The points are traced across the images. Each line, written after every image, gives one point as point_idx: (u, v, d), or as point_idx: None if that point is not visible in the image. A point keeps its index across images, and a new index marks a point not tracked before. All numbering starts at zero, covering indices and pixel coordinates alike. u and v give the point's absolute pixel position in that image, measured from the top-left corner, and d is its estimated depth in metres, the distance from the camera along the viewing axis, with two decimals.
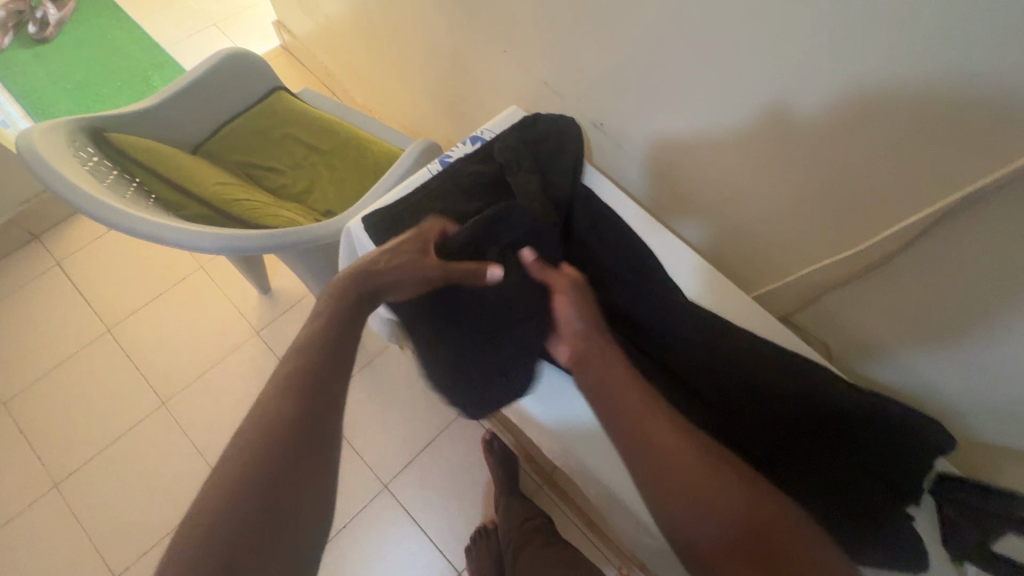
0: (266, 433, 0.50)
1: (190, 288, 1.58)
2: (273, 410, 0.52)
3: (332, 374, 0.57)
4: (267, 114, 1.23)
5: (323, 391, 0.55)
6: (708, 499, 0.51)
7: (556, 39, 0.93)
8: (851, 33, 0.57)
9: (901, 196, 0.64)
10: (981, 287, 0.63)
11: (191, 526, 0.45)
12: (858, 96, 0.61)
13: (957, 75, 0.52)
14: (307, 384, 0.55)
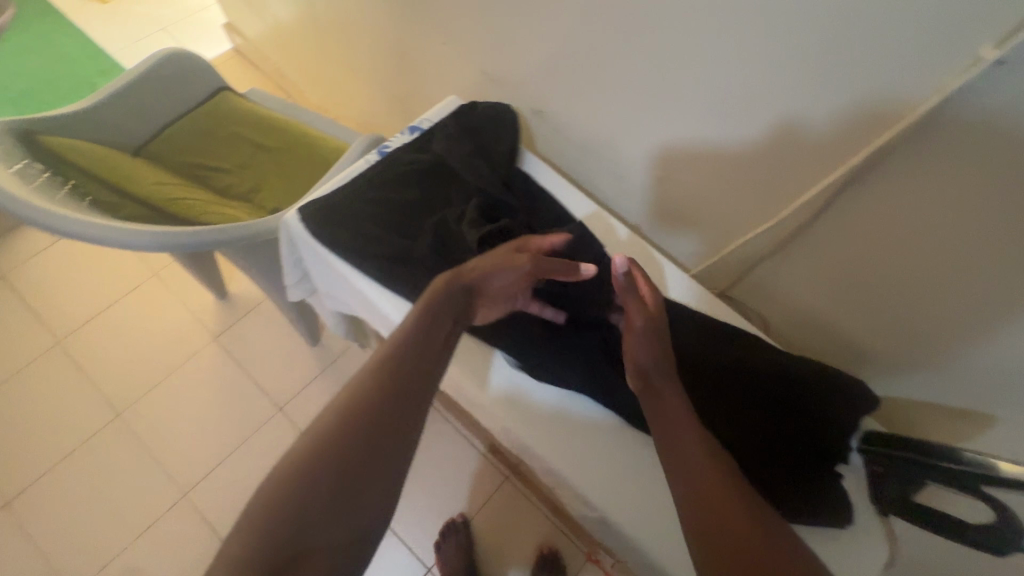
0: (357, 419, 0.52)
1: (144, 296, 1.54)
2: (367, 401, 0.53)
3: (417, 373, 0.57)
4: (212, 114, 1.21)
5: (413, 397, 0.56)
6: (719, 503, 0.49)
7: (494, 30, 0.94)
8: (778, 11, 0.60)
9: (826, 156, 0.67)
10: (913, 253, 0.67)
11: (281, 481, 0.48)
12: (806, 71, 0.63)
13: (884, 47, 0.55)
14: (392, 382, 0.55)
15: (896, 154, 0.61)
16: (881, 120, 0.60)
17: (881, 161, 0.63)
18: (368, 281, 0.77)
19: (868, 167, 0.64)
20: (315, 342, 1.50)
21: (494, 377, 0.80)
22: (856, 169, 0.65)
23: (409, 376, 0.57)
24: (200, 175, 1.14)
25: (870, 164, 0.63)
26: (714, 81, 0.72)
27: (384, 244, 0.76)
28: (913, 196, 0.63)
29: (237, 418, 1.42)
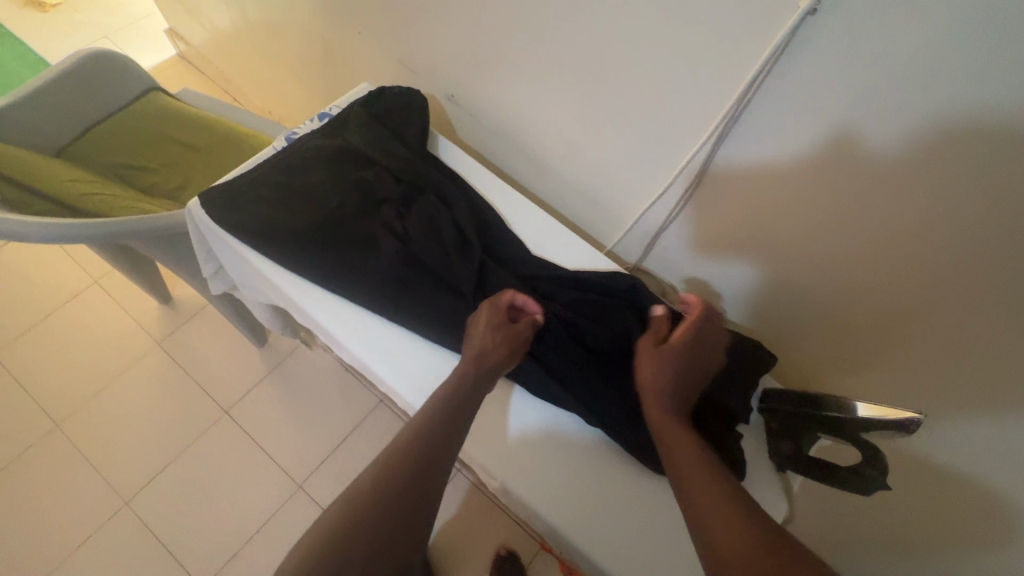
0: (393, 462, 0.61)
1: (84, 304, 1.52)
2: (406, 445, 0.62)
3: (445, 439, 0.63)
4: (139, 114, 1.21)
5: (440, 438, 0.63)
6: (710, 510, 0.51)
7: (407, 17, 0.96)
8: None
9: (703, 114, 0.70)
10: (802, 207, 0.69)
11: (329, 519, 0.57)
12: (677, 36, 0.65)
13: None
14: (425, 432, 0.63)
15: (758, 102, 0.65)
16: (738, 72, 0.63)
17: (747, 109, 0.66)
18: (272, 266, 0.78)
19: (736, 116, 0.67)
20: (261, 343, 1.49)
21: (512, 420, 0.76)
22: (731, 117, 0.68)
23: (438, 442, 0.63)
24: (124, 175, 1.13)
25: (739, 113, 0.67)
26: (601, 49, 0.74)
27: (286, 225, 0.76)
28: (779, 143, 0.66)
29: (181, 424, 1.40)
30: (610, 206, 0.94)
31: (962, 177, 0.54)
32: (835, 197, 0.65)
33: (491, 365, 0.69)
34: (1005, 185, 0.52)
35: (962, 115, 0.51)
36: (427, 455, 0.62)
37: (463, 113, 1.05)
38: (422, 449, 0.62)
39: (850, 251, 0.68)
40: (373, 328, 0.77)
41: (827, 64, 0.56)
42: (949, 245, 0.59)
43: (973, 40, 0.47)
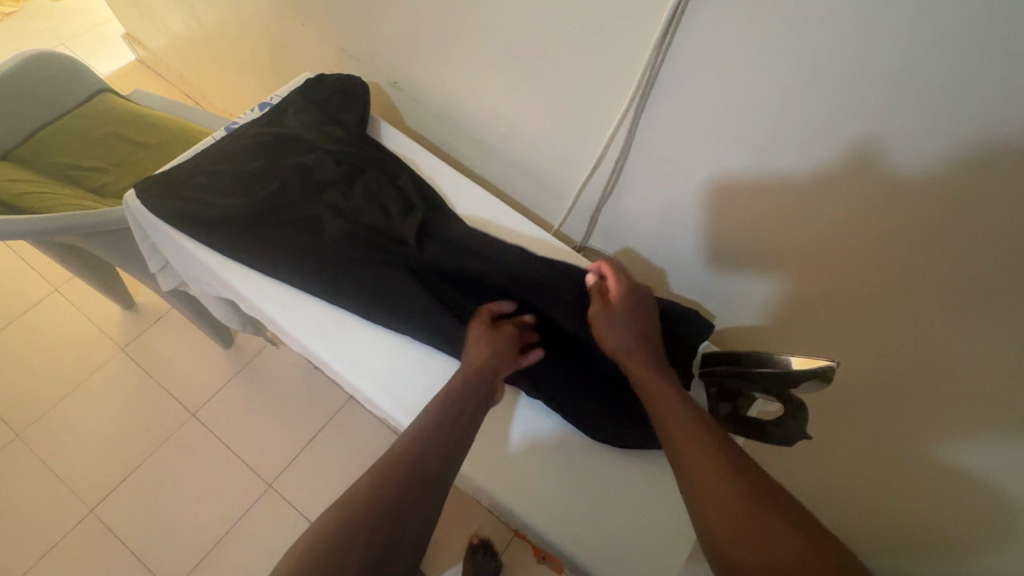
0: (394, 474, 0.55)
1: (44, 312, 1.50)
2: (405, 458, 0.56)
3: (445, 454, 0.58)
4: (88, 115, 1.20)
5: (441, 454, 0.58)
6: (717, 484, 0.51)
7: (349, 9, 0.97)
8: None
9: (622, 82, 0.72)
10: (728, 173, 0.71)
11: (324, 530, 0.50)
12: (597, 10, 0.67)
13: None
14: (424, 447, 0.58)
15: (667, 64, 0.66)
16: (646, 37, 0.65)
17: (658, 73, 0.67)
18: (209, 252, 0.77)
19: (649, 81, 0.69)
20: (227, 344, 1.47)
21: (514, 425, 0.75)
22: (646, 82, 0.69)
23: (438, 454, 0.58)
24: (72, 176, 1.12)
25: (651, 78, 0.68)
26: (528, 24, 0.75)
27: (223, 209, 0.76)
28: (697, 105, 0.67)
29: (146, 429, 1.38)
30: (554, 184, 0.95)
31: (851, 127, 0.57)
32: (747, 155, 0.67)
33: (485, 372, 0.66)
34: (886, 131, 0.55)
35: (843, 63, 0.53)
36: (425, 469, 0.56)
37: (412, 103, 1.06)
38: (421, 461, 0.56)
39: (769, 211, 0.70)
40: (311, 309, 0.76)
41: (722, 22, 0.58)
42: (851, 195, 0.62)
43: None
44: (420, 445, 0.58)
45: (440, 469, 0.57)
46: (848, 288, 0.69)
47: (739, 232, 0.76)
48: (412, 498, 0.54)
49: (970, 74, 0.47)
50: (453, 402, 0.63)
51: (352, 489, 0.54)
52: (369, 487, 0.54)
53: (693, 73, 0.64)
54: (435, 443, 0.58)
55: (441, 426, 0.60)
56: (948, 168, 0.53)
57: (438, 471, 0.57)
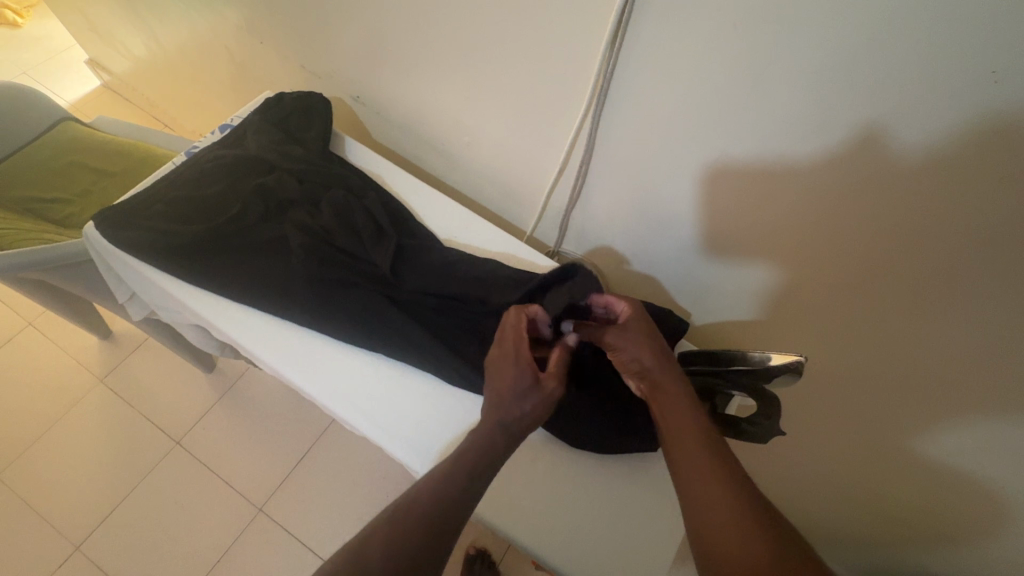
0: (409, 522, 0.51)
1: (19, 348, 1.47)
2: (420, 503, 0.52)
3: (468, 500, 0.54)
4: (51, 145, 1.17)
5: (459, 498, 0.53)
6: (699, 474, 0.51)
7: (308, 28, 0.97)
8: None
9: (581, 86, 0.72)
10: (690, 172, 0.72)
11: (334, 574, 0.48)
12: (550, 18, 0.67)
13: None
14: (443, 491, 0.53)
15: (620, 64, 0.66)
16: (598, 39, 0.65)
17: (613, 74, 0.67)
18: (175, 283, 0.76)
19: (606, 85, 0.69)
20: (209, 369, 1.45)
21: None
22: (602, 83, 0.69)
23: (455, 497, 0.53)
24: (36, 209, 1.10)
25: (606, 78, 0.68)
26: (485, 32, 0.75)
27: (184, 235, 0.74)
28: (654, 106, 0.67)
29: (129, 461, 1.35)
30: (523, 191, 0.94)
31: (807, 115, 0.57)
32: (708, 149, 0.67)
33: (521, 399, 0.57)
34: (838, 116, 0.55)
35: (790, 55, 0.54)
36: (443, 516, 0.51)
37: (377, 118, 1.05)
38: (439, 507, 0.52)
39: (733, 204, 0.71)
40: (276, 331, 0.74)
41: (670, 22, 0.58)
42: (811, 184, 0.62)
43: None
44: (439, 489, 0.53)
45: (460, 517, 0.52)
46: (819, 278, 0.70)
47: (707, 228, 0.76)
48: (427, 564, 0.50)
49: (907, 63, 0.48)
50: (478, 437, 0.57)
51: (367, 540, 0.51)
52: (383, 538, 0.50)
53: (648, 71, 0.64)
54: (456, 489, 0.53)
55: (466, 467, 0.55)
56: (900, 151, 0.54)
57: (455, 516, 0.52)
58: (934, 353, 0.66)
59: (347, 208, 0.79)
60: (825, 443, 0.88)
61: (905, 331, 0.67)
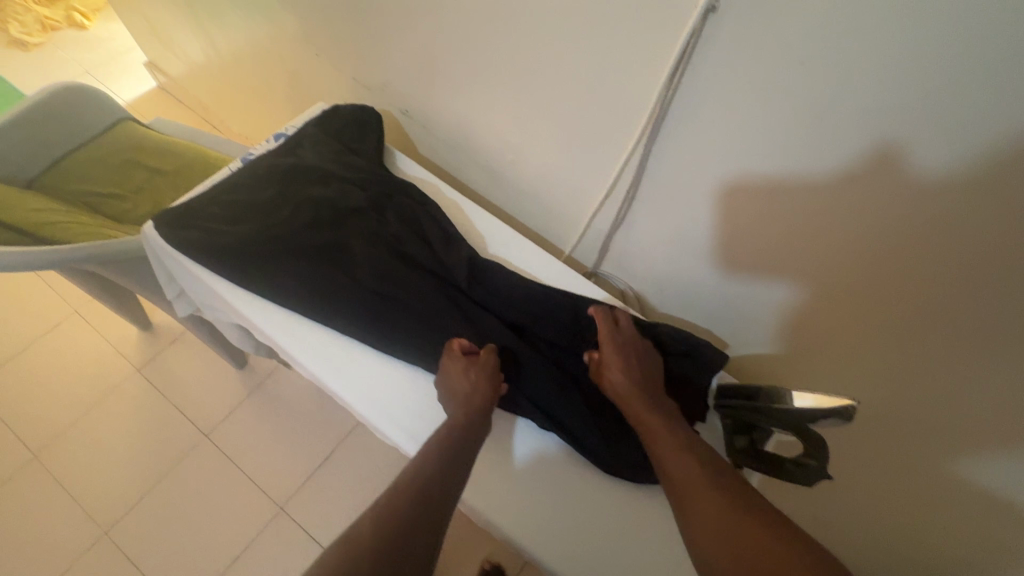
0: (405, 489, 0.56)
1: (64, 334, 1.53)
2: (410, 473, 0.58)
3: (458, 471, 0.60)
4: (111, 143, 1.23)
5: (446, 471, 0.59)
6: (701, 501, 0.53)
7: (363, 44, 1.00)
8: None
9: (633, 115, 0.72)
10: (740, 206, 0.71)
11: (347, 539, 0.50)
12: (608, 47, 0.68)
13: (657, 8, 0.60)
14: (434, 471, 0.58)
15: (677, 94, 0.66)
16: (655, 67, 0.65)
17: (669, 103, 0.68)
18: (225, 284, 0.78)
19: (660, 115, 0.69)
20: (240, 366, 1.48)
21: (522, 445, 0.74)
22: (657, 111, 0.69)
23: (443, 473, 0.59)
24: (95, 204, 1.15)
25: (662, 109, 0.68)
26: (539, 53, 0.76)
27: (237, 236, 0.76)
28: (708, 137, 0.67)
29: (158, 451, 1.39)
30: (564, 212, 0.95)
31: (875, 154, 0.56)
32: (762, 180, 0.66)
33: (484, 413, 0.66)
34: (907, 157, 0.54)
35: (859, 92, 0.53)
36: (434, 486, 0.57)
37: (423, 132, 1.08)
38: (429, 479, 0.57)
39: (783, 238, 0.70)
40: (316, 336, 0.76)
41: (735, 54, 0.58)
42: (867, 224, 0.61)
43: (851, 23, 0.50)
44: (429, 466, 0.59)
45: (449, 486, 0.58)
46: (869, 319, 0.68)
47: (752, 259, 0.75)
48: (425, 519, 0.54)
49: (977, 112, 0.48)
50: (452, 442, 0.62)
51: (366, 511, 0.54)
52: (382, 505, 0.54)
53: (706, 102, 0.64)
54: (441, 467, 0.59)
55: (446, 455, 0.61)
56: (964, 198, 0.53)
57: (447, 482, 0.58)
58: (990, 404, 0.63)
59: (404, 222, 0.80)
60: (863, 488, 0.85)
61: (961, 378, 0.64)
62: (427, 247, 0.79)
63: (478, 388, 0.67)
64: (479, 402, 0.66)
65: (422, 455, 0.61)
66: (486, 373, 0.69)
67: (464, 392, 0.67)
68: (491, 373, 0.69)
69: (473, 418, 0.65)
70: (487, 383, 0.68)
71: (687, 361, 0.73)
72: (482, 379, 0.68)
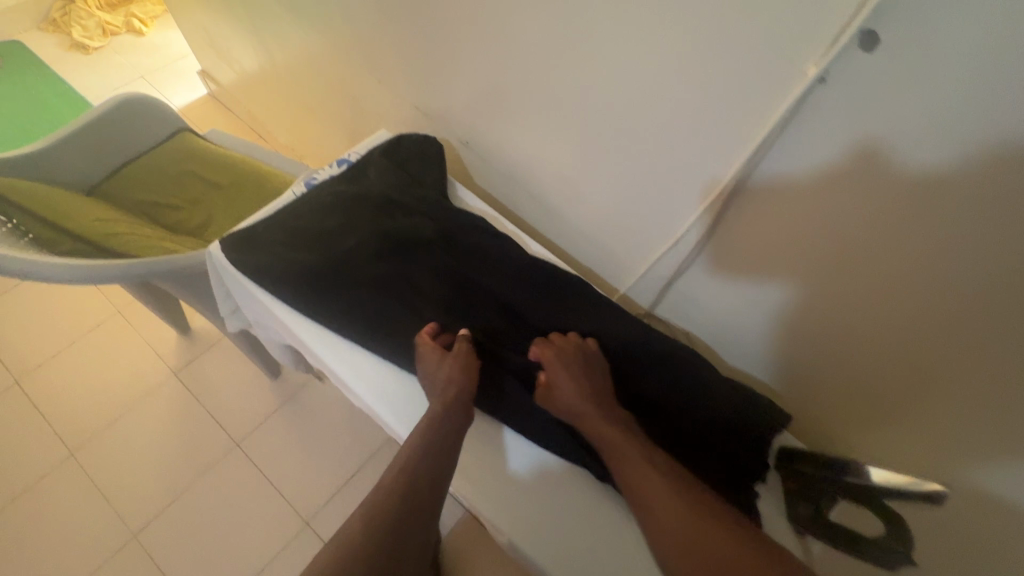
0: (385, 491, 0.59)
1: (106, 333, 1.56)
2: (395, 468, 0.62)
3: (441, 468, 0.63)
4: (169, 153, 1.25)
5: (429, 466, 0.62)
6: (666, 516, 0.54)
7: (425, 71, 1.01)
8: (663, 44, 0.65)
9: (710, 167, 0.72)
10: (814, 266, 0.69)
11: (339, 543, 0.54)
12: (694, 103, 0.67)
13: (759, 72, 0.60)
14: (411, 473, 0.61)
15: (767, 156, 0.65)
16: (743, 129, 0.65)
17: (755, 163, 0.67)
18: (287, 310, 0.78)
19: (745, 174, 0.68)
20: (274, 375, 1.50)
21: (574, 497, 0.71)
22: (743, 170, 0.68)
23: (426, 472, 0.62)
24: (153, 214, 1.17)
25: (748, 168, 0.68)
26: (613, 103, 0.76)
27: (303, 264, 0.77)
28: (791, 199, 0.66)
29: (190, 456, 1.40)
30: (618, 250, 0.95)
31: (978, 246, 0.54)
32: (843, 248, 0.65)
33: (463, 401, 0.68)
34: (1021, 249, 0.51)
35: (970, 182, 0.51)
36: (416, 487, 0.61)
37: (478, 160, 1.08)
38: (411, 482, 0.61)
39: (857, 304, 0.68)
40: (374, 367, 0.76)
41: (840, 124, 0.57)
42: (958, 302, 0.58)
43: (971, 114, 0.48)
44: (409, 468, 0.62)
45: (432, 484, 0.62)
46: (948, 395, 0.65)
47: (819, 318, 0.73)
48: (401, 519, 0.58)
49: None
50: (433, 436, 0.64)
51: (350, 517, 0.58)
52: (364, 511, 0.58)
53: (793, 165, 0.64)
54: (421, 466, 0.62)
55: (426, 453, 0.63)
56: None
57: (428, 479, 0.62)
58: None
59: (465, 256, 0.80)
60: None
61: None
62: (489, 284, 0.79)
63: (451, 378, 0.68)
64: (457, 393, 0.68)
65: (403, 453, 0.64)
66: (458, 363, 0.69)
67: (440, 381, 0.69)
68: (466, 362, 0.70)
69: (453, 412, 0.67)
70: (464, 374, 0.69)
71: (755, 418, 0.69)
72: (455, 367, 0.69)
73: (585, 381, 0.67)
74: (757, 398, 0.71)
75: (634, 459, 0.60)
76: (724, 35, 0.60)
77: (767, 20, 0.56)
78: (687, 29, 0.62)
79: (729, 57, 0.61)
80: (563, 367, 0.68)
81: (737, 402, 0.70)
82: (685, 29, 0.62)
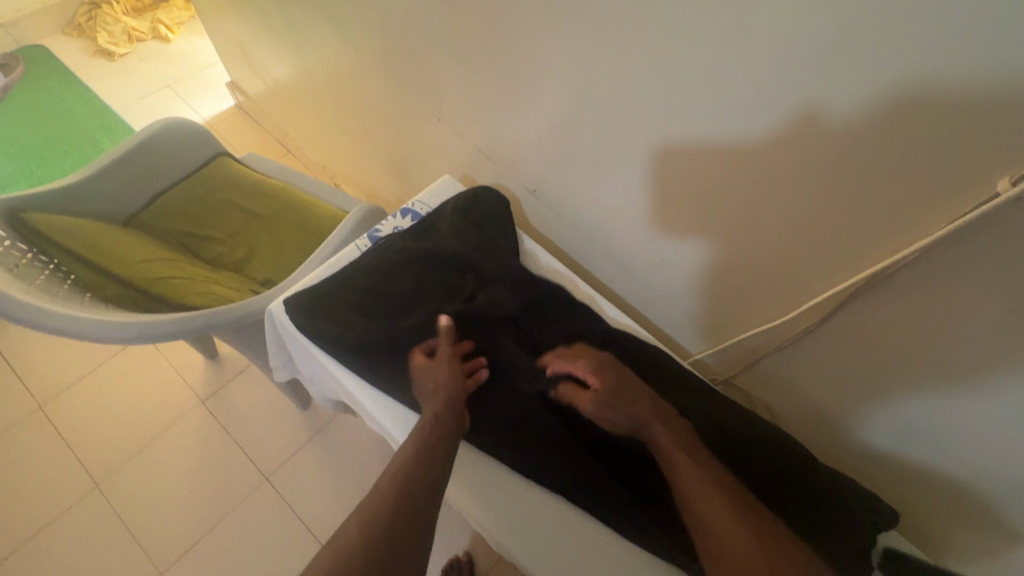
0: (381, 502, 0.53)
1: (131, 357, 1.52)
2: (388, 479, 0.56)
3: (438, 478, 0.58)
4: (209, 180, 1.20)
5: (426, 479, 0.58)
6: (722, 527, 0.53)
7: (489, 112, 0.97)
8: (797, 132, 0.59)
9: (821, 248, 0.67)
10: (936, 358, 0.64)
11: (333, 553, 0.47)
12: (822, 191, 0.62)
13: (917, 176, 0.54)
14: (410, 480, 0.56)
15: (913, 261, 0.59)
16: (870, 223, 0.60)
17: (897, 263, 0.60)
18: (355, 379, 0.75)
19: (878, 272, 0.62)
20: (305, 406, 1.46)
21: None
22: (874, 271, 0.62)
23: (423, 478, 0.57)
24: (193, 247, 1.13)
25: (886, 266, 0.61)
26: (711, 177, 0.71)
27: (376, 331, 0.75)
28: (922, 296, 0.61)
29: (219, 490, 1.36)
30: (692, 309, 0.90)
31: None
32: (963, 345, 0.61)
33: (455, 409, 0.67)
34: None
35: None
36: (412, 493, 0.55)
37: (540, 205, 1.04)
38: (407, 488, 0.55)
39: (985, 403, 0.63)
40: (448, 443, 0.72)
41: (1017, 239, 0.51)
42: None
43: None
44: (405, 472, 0.57)
45: (430, 492, 0.56)
46: None
47: (930, 407, 0.69)
48: (400, 525, 0.51)
49: None
50: (428, 440, 0.62)
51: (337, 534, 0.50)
52: (357, 523, 0.51)
53: (927, 265, 0.58)
54: (418, 474, 0.57)
55: (420, 458, 0.60)
56: None
57: (426, 487, 0.56)
58: None
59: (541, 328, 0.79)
60: None
61: None
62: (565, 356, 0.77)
63: (444, 385, 0.68)
64: (448, 399, 0.67)
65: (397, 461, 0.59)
66: (448, 372, 0.70)
67: (427, 390, 0.69)
68: (454, 370, 0.70)
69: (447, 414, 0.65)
70: (451, 380, 0.69)
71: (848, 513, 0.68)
72: (446, 375, 0.69)
73: (627, 385, 0.66)
74: (850, 492, 0.69)
75: (686, 466, 0.59)
76: (880, 137, 0.54)
77: (930, 124, 0.50)
78: (832, 123, 0.56)
79: (872, 154, 0.55)
80: (599, 374, 0.67)
81: (835, 497, 0.69)
82: (821, 122, 0.57)
